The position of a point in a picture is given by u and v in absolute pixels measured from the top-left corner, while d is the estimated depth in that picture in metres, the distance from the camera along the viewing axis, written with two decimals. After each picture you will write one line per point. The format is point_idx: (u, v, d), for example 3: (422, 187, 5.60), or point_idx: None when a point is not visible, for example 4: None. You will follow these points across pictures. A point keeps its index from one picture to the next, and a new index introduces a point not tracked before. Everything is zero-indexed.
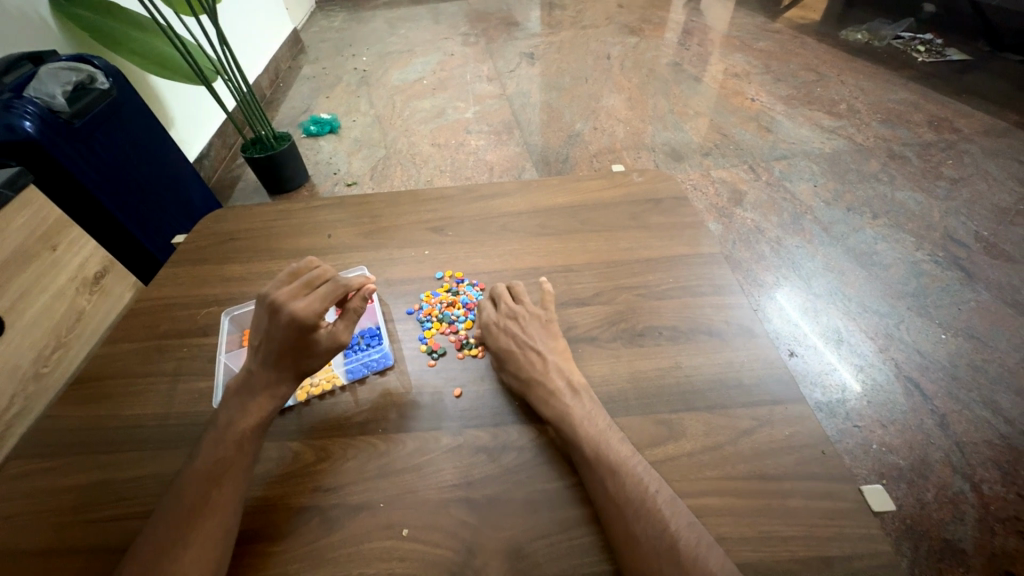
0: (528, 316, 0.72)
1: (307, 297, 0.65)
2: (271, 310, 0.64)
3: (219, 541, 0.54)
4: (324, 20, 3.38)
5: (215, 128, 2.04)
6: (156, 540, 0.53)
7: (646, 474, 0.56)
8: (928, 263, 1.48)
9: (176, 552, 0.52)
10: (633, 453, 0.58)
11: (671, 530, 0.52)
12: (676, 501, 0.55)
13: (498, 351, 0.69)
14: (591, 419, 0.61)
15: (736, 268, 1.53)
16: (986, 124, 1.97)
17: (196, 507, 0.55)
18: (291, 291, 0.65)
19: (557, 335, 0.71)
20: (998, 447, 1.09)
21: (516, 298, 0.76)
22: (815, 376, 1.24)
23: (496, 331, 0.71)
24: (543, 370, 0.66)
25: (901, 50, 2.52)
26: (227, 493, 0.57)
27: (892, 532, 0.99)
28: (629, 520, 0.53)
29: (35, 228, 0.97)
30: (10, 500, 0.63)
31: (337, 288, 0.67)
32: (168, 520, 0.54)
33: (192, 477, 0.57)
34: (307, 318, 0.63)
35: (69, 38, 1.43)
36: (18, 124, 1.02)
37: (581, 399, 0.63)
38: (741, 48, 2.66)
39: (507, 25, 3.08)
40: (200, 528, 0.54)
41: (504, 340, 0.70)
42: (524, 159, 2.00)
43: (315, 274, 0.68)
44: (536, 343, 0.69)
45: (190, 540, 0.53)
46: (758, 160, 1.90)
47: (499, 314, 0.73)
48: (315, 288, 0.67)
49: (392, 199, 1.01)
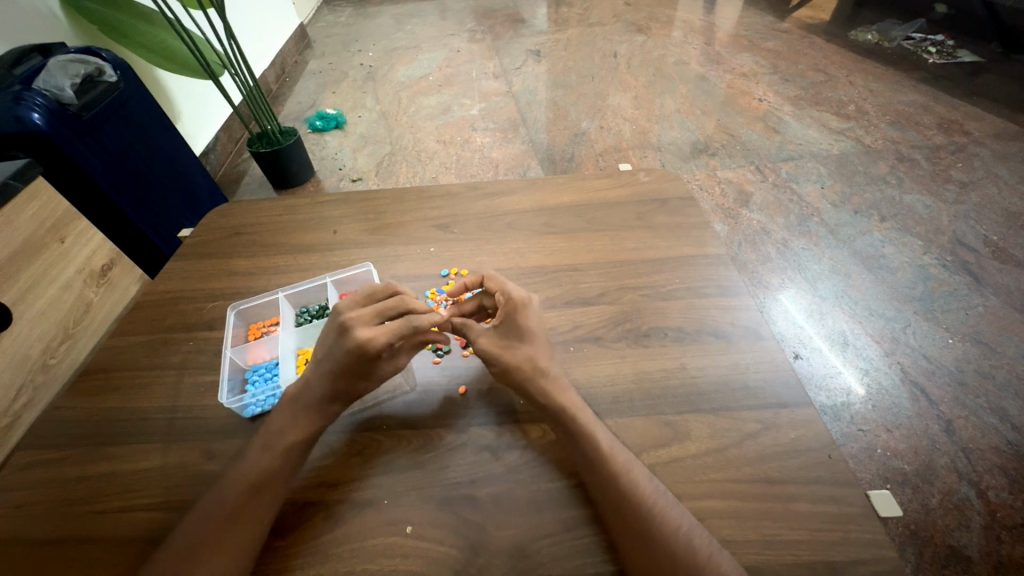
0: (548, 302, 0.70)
1: (377, 328, 0.63)
2: (340, 332, 0.64)
3: (250, 547, 0.54)
4: (330, 15, 3.37)
5: (222, 122, 2.05)
6: (187, 540, 0.54)
7: (647, 478, 0.56)
8: (936, 267, 1.47)
9: (210, 557, 0.53)
10: (629, 456, 0.58)
11: (685, 530, 0.53)
12: (677, 505, 0.55)
13: (523, 330, 0.67)
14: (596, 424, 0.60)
15: (741, 270, 1.52)
16: (997, 127, 1.95)
17: (234, 513, 0.55)
18: (362, 317, 0.64)
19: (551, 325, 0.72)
20: (1005, 453, 1.08)
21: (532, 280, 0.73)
22: (819, 379, 1.24)
23: (529, 310, 0.68)
24: (553, 366, 0.65)
25: (911, 51, 2.50)
26: (266, 505, 0.57)
27: (896, 538, 0.99)
28: (641, 520, 0.53)
29: (43, 219, 0.98)
30: (17, 491, 0.63)
31: (406, 327, 0.63)
32: (205, 523, 0.55)
33: (235, 483, 0.57)
34: (369, 348, 0.61)
35: (77, 31, 1.43)
36: (26, 116, 1.03)
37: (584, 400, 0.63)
38: (749, 48, 2.64)
39: (514, 22, 3.07)
40: (237, 533, 0.54)
41: (535, 322, 0.68)
42: (530, 157, 2.00)
43: (389, 303, 0.65)
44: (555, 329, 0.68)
45: (228, 548, 0.53)
46: (765, 161, 1.89)
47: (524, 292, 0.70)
48: (385, 317, 0.65)
49: (398, 195, 1.01)
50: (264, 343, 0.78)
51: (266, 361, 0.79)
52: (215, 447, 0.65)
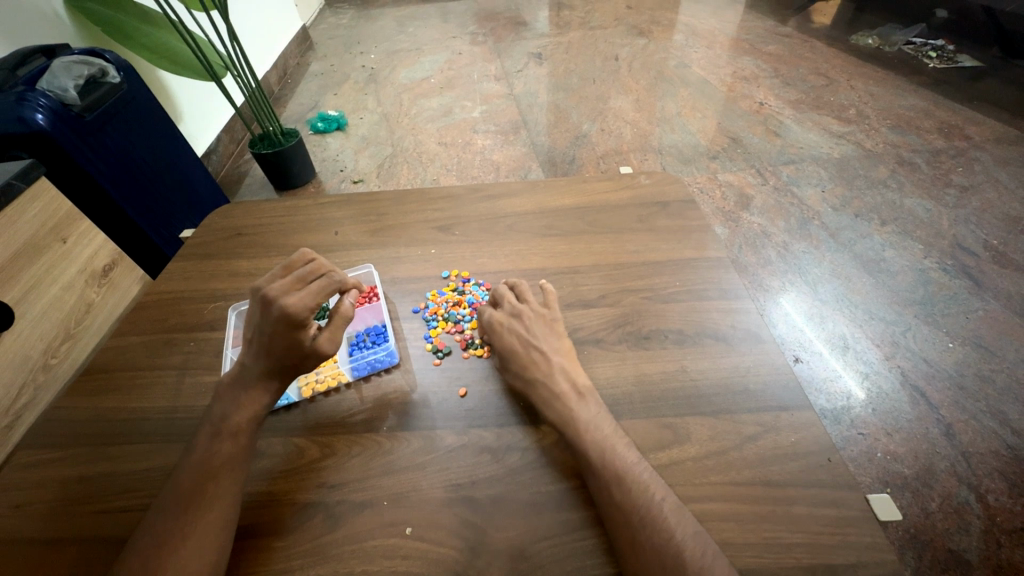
0: (532, 315, 0.71)
1: (300, 292, 0.63)
2: (263, 304, 0.63)
3: (220, 536, 0.54)
4: (333, 17, 3.38)
5: (224, 123, 2.05)
6: (153, 533, 0.54)
7: (652, 481, 0.56)
8: (936, 271, 1.47)
9: (176, 546, 0.52)
10: (639, 459, 0.58)
11: (677, 539, 0.52)
12: (682, 509, 0.54)
13: (500, 352, 0.68)
14: (596, 424, 0.60)
15: (742, 272, 1.52)
16: (997, 131, 1.96)
17: (191, 499, 0.55)
18: (284, 285, 0.63)
19: (563, 336, 0.71)
20: (1005, 457, 1.08)
21: (521, 296, 0.74)
22: (820, 382, 1.24)
23: (501, 330, 0.70)
24: (546, 373, 0.65)
25: (912, 55, 2.50)
26: (224, 487, 0.57)
27: (896, 541, 0.99)
28: (634, 527, 0.53)
29: (46, 219, 0.98)
30: (18, 490, 0.63)
31: (332, 284, 0.66)
32: (167, 515, 0.55)
33: (189, 471, 0.57)
34: (299, 315, 0.62)
35: (81, 32, 1.43)
36: (30, 116, 1.03)
37: (586, 404, 0.63)
38: (750, 52, 2.65)
39: (516, 24, 3.08)
40: (204, 520, 0.54)
41: (507, 341, 0.68)
42: (531, 159, 2.00)
43: (309, 268, 0.66)
44: (540, 343, 0.68)
45: (189, 531, 0.53)
46: (765, 164, 1.90)
47: (503, 312, 0.72)
48: (309, 282, 0.65)
49: (399, 197, 1.02)
50: None
51: None
52: None
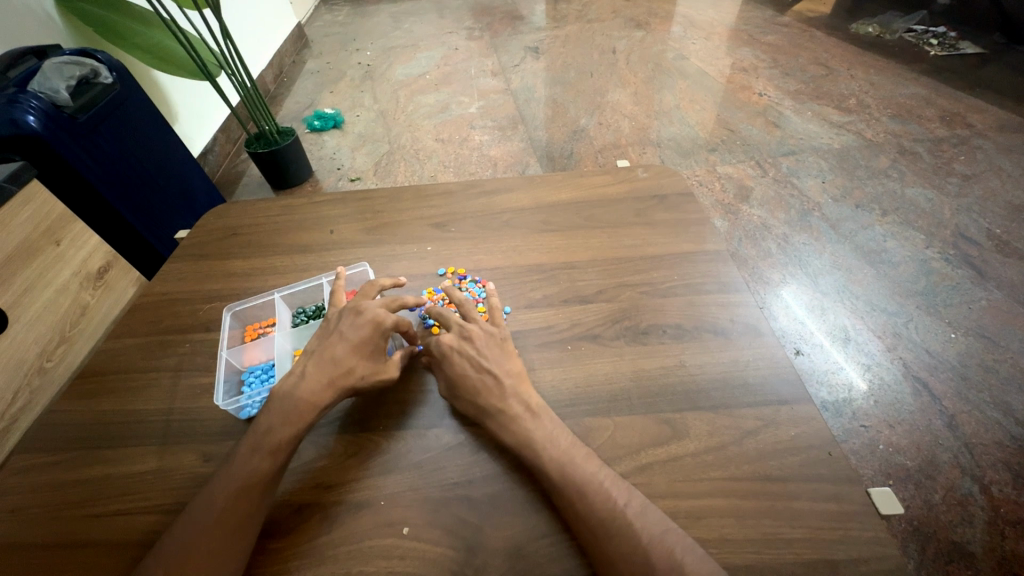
0: (483, 335, 0.68)
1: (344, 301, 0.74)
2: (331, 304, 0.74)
3: (240, 546, 0.54)
4: (328, 14, 3.36)
5: (220, 122, 2.05)
6: (185, 541, 0.54)
7: (614, 489, 0.55)
8: (938, 261, 1.45)
9: (203, 559, 0.52)
10: (604, 468, 0.57)
11: (644, 545, 0.51)
12: (649, 511, 0.54)
13: (452, 377, 0.65)
14: (554, 441, 0.59)
15: (741, 265, 1.51)
16: (1000, 119, 1.93)
17: (228, 512, 0.55)
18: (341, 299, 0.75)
19: (515, 356, 0.68)
20: (1009, 448, 1.07)
21: (468, 317, 0.71)
22: (821, 375, 1.23)
23: (448, 355, 0.67)
24: (504, 395, 0.63)
25: (913, 43, 2.48)
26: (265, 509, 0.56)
27: (899, 534, 0.98)
28: (600, 539, 0.52)
29: (39, 222, 0.97)
30: (13, 495, 0.63)
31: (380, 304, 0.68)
32: (199, 525, 0.54)
33: (223, 483, 0.57)
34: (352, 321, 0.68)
35: (72, 33, 1.42)
36: (22, 118, 1.02)
37: (542, 422, 0.61)
38: (749, 42, 2.62)
39: (512, 19, 3.06)
40: (223, 533, 0.54)
41: (455, 366, 0.66)
42: (529, 155, 1.99)
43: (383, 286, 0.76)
44: (491, 365, 0.66)
45: (234, 549, 0.54)
46: (765, 156, 1.88)
47: (452, 334, 0.69)
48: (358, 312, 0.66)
49: (395, 194, 1.01)
50: (261, 344, 0.78)
51: (263, 362, 0.79)
52: (211, 449, 0.65)
